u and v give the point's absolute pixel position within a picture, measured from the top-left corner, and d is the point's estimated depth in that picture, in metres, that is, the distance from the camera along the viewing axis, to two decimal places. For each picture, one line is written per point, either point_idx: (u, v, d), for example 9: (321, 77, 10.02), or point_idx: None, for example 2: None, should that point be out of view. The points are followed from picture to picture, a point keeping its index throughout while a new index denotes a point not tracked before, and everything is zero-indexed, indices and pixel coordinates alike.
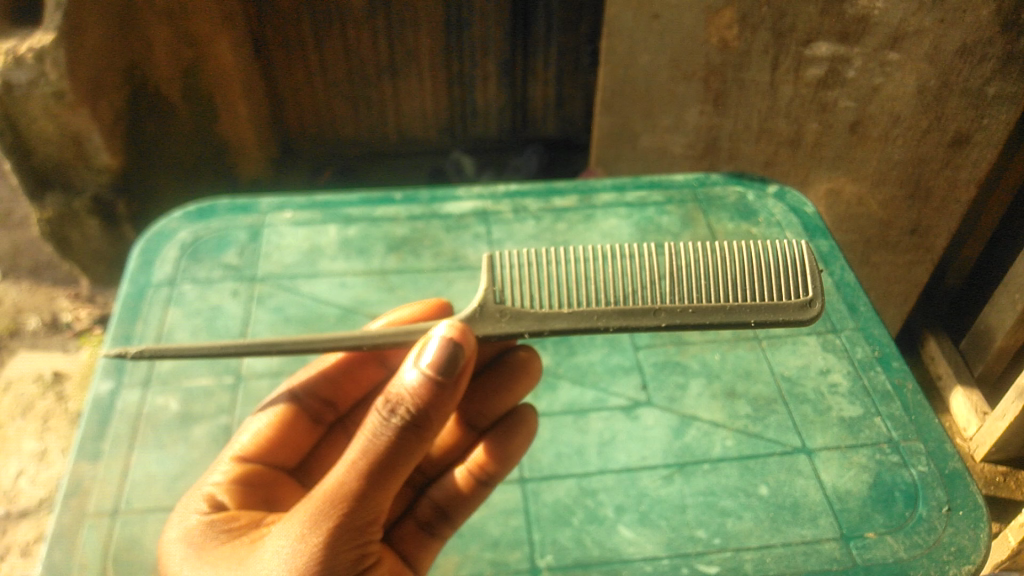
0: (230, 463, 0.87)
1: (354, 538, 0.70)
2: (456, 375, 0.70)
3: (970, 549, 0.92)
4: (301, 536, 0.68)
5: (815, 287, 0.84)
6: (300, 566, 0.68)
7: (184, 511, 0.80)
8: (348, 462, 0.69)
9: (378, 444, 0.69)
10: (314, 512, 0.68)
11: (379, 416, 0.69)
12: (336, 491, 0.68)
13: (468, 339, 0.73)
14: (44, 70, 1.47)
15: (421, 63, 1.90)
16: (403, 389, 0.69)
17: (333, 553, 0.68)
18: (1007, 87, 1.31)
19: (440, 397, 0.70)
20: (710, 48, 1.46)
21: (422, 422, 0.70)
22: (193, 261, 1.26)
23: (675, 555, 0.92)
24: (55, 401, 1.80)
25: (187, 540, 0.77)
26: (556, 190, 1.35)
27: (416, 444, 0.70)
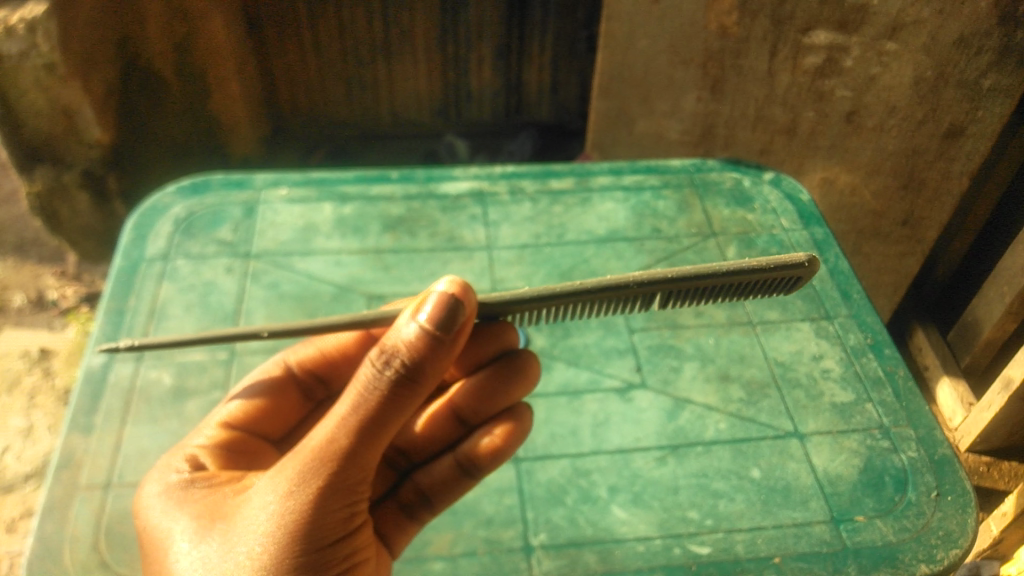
0: (214, 428, 0.87)
1: (343, 495, 0.70)
2: (454, 332, 0.71)
3: (958, 534, 0.92)
4: (289, 492, 0.69)
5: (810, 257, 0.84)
6: (287, 522, 0.68)
7: (165, 469, 0.81)
8: (338, 417, 0.70)
9: (369, 397, 0.69)
10: (303, 467, 0.69)
11: (372, 369, 0.70)
12: (326, 447, 0.69)
13: (468, 296, 0.73)
14: (35, 41, 1.46)
15: (416, 44, 1.88)
16: (399, 340, 0.70)
17: (321, 510, 0.69)
18: (1002, 80, 1.31)
19: (436, 352, 0.71)
20: (709, 34, 1.46)
21: (415, 376, 0.70)
22: (187, 236, 1.25)
23: (667, 536, 0.93)
24: (42, 377, 1.78)
25: (168, 496, 0.77)
26: (553, 172, 1.35)
27: (408, 400, 0.71)
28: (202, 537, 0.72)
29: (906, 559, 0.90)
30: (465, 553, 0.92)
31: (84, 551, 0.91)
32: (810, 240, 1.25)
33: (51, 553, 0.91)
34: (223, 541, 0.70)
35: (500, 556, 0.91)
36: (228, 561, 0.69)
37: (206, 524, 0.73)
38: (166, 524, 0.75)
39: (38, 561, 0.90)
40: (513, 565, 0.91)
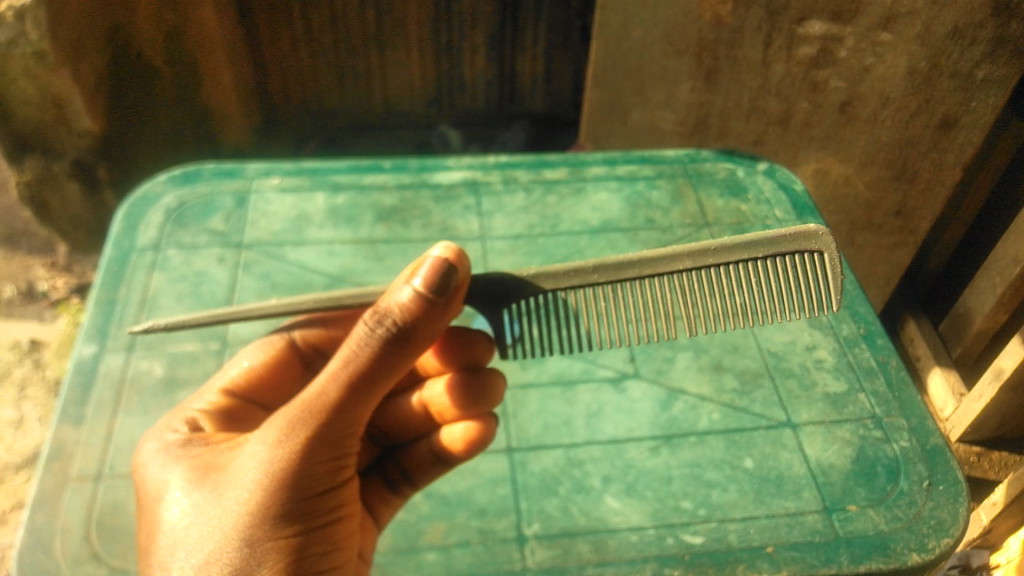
0: (216, 395, 0.89)
1: (331, 447, 0.72)
2: (448, 296, 0.72)
3: (949, 523, 0.93)
4: (278, 442, 0.71)
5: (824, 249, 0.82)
6: (275, 471, 0.70)
7: (164, 428, 0.82)
8: (330, 372, 0.72)
9: (361, 355, 0.71)
10: (292, 418, 0.71)
11: (366, 327, 0.71)
12: (318, 400, 0.71)
13: (462, 263, 0.75)
14: (24, 28, 1.44)
15: (409, 34, 1.87)
16: (393, 302, 0.71)
17: (309, 460, 0.71)
18: (996, 70, 1.31)
19: (430, 315, 0.72)
20: (703, 24, 1.45)
21: (408, 337, 0.72)
22: (178, 226, 1.24)
23: (660, 526, 0.93)
24: (33, 369, 1.77)
25: (165, 449, 0.79)
26: (547, 162, 1.35)
27: (399, 359, 0.72)
28: (195, 486, 0.74)
29: (898, 548, 0.91)
30: (458, 543, 0.92)
31: (75, 542, 0.91)
32: None
33: (42, 545, 0.91)
34: (214, 489, 0.73)
35: (493, 546, 0.91)
36: (217, 507, 0.71)
37: (199, 474, 0.75)
38: (162, 475, 0.77)
39: (29, 552, 0.90)
40: (507, 555, 0.91)
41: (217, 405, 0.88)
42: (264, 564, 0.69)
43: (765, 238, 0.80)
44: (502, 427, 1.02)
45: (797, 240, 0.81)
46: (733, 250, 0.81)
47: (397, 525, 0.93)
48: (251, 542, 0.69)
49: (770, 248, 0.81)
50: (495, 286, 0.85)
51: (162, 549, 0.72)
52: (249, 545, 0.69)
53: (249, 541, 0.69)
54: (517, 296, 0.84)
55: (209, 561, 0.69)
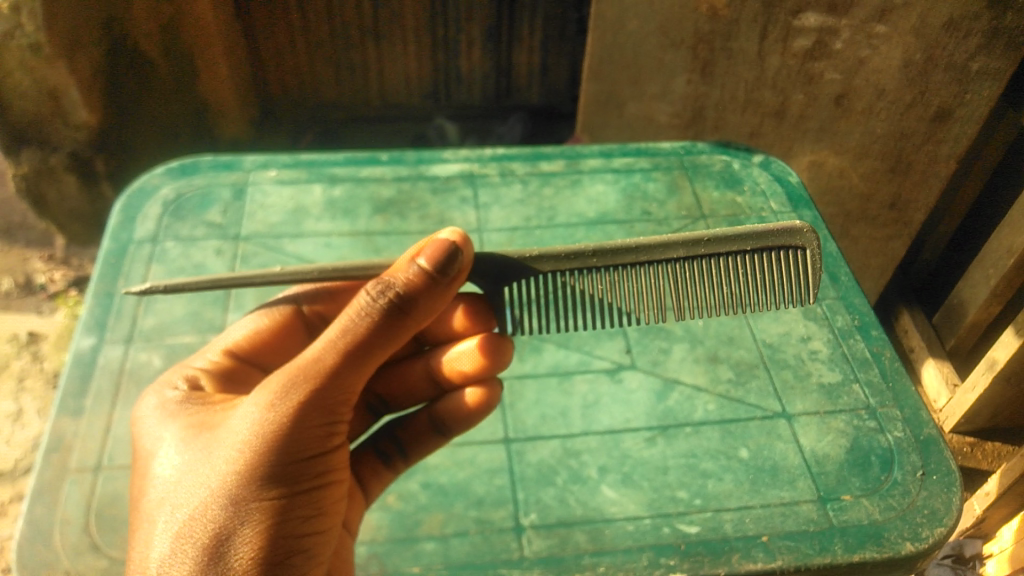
0: (218, 355, 0.89)
1: (322, 414, 0.73)
2: (451, 274, 0.75)
3: (942, 512, 0.94)
4: (269, 405, 0.71)
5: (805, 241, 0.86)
6: (263, 433, 0.70)
7: (164, 385, 0.83)
8: (327, 339, 0.73)
9: (359, 323, 0.73)
10: (286, 382, 0.72)
11: (367, 297, 0.73)
12: (312, 365, 0.72)
13: (468, 247, 0.78)
14: (20, 22, 1.45)
15: (405, 27, 1.87)
16: (398, 275, 0.74)
17: (298, 425, 0.71)
18: (990, 63, 1.32)
19: (432, 290, 0.75)
20: (699, 16, 1.45)
21: (407, 310, 0.74)
22: (176, 218, 1.24)
23: (656, 515, 0.94)
24: (31, 361, 1.77)
25: (163, 407, 0.80)
26: (543, 155, 1.35)
27: (397, 330, 0.74)
28: (187, 444, 0.74)
29: (891, 537, 0.91)
30: (457, 533, 0.93)
31: (76, 533, 0.91)
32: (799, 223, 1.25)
33: (43, 535, 0.91)
34: (205, 448, 0.73)
35: (491, 536, 0.92)
36: (206, 466, 0.71)
37: (193, 433, 0.75)
38: (156, 433, 0.77)
39: (30, 543, 0.91)
40: (504, 545, 0.92)
41: (218, 364, 0.88)
42: (246, 524, 0.69)
43: (755, 230, 0.84)
44: (499, 418, 1.03)
45: (784, 234, 0.84)
46: (727, 242, 0.83)
47: (395, 515, 0.94)
48: (236, 501, 0.69)
49: (759, 241, 0.84)
50: (500, 266, 0.85)
51: (149, 504, 0.72)
52: (234, 504, 0.69)
53: (234, 500, 0.69)
54: (521, 276, 0.86)
55: (192, 518, 0.69)
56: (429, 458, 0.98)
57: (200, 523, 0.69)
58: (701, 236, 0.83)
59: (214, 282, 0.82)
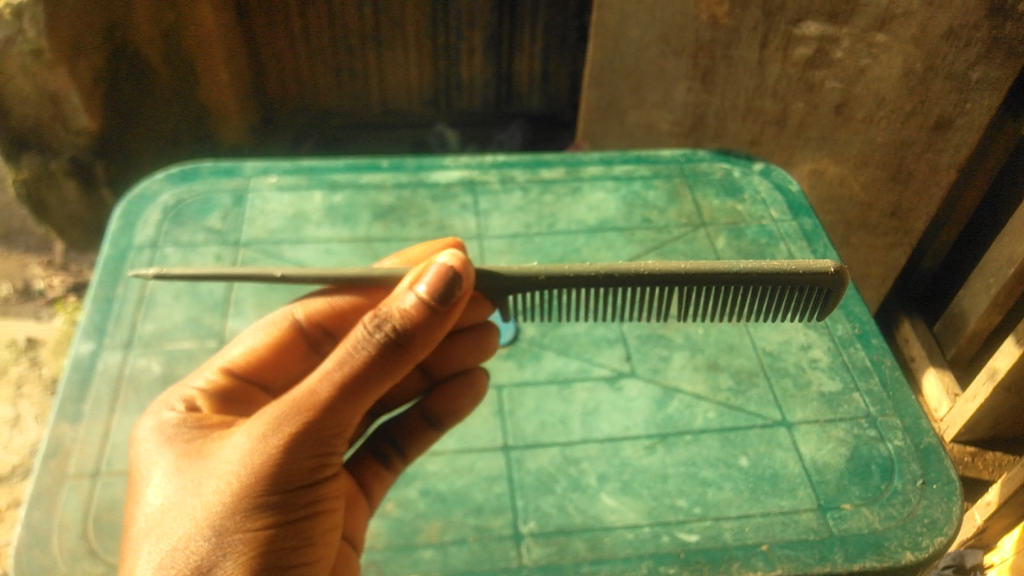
0: (216, 373, 0.88)
1: (314, 447, 0.72)
2: (451, 304, 0.74)
3: (943, 522, 0.93)
4: (261, 436, 0.71)
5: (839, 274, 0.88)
6: (254, 464, 0.71)
7: (162, 405, 0.83)
8: (323, 372, 0.72)
9: (356, 356, 0.72)
10: (279, 414, 0.72)
11: (365, 330, 0.73)
12: (306, 397, 0.72)
13: (468, 271, 0.77)
14: (22, 27, 1.46)
15: (406, 34, 1.88)
16: (395, 307, 0.73)
17: (289, 457, 0.71)
18: (990, 72, 1.32)
19: (431, 322, 0.74)
20: (700, 24, 1.46)
21: (405, 343, 0.73)
22: (176, 224, 1.24)
23: (655, 524, 0.93)
24: (29, 367, 1.77)
25: (159, 429, 0.79)
26: (544, 162, 1.35)
27: (396, 364, 0.74)
28: (179, 472, 0.74)
29: (892, 546, 0.91)
30: (455, 541, 0.92)
31: (73, 539, 0.91)
32: (799, 231, 1.25)
33: (39, 541, 0.91)
34: (196, 477, 0.73)
35: (490, 544, 0.92)
36: (195, 495, 0.72)
37: (186, 459, 0.75)
38: (149, 458, 0.77)
39: (27, 549, 0.90)
40: (503, 553, 0.91)
41: (216, 383, 0.88)
42: (228, 555, 0.69)
43: (787, 271, 0.86)
44: (498, 425, 1.03)
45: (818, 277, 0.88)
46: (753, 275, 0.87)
47: (394, 522, 0.93)
48: (221, 531, 0.69)
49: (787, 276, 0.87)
50: (503, 282, 0.86)
51: (136, 531, 0.72)
52: (218, 535, 0.69)
53: (219, 531, 0.69)
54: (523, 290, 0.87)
55: (176, 548, 0.69)
56: (429, 465, 0.98)
57: (183, 553, 0.69)
58: (724, 270, 0.87)
59: (217, 274, 0.82)
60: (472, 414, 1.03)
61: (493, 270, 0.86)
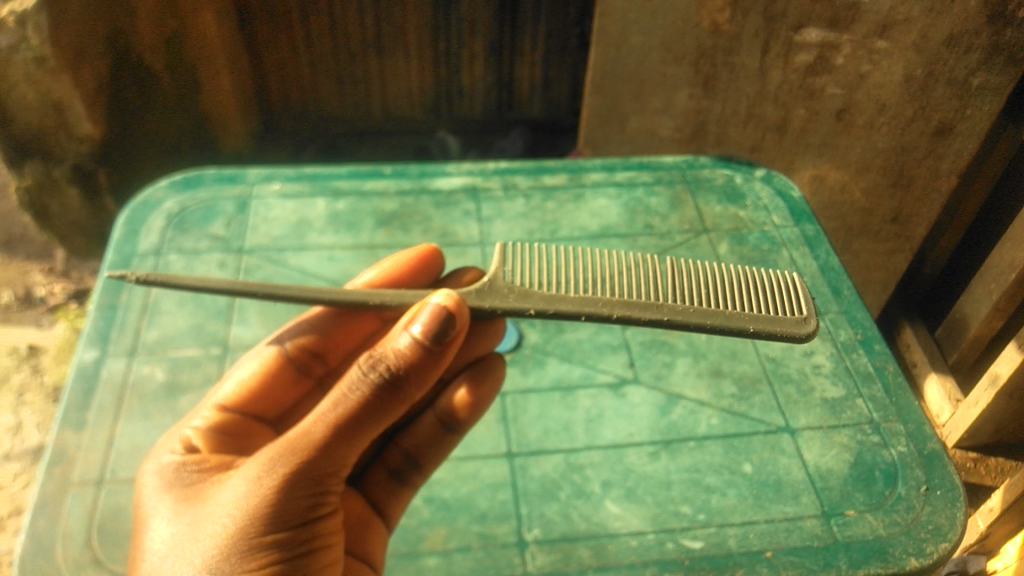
0: (211, 410, 0.87)
1: (309, 486, 0.72)
2: (445, 343, 0.75)
3: (947, 528, 0.93)
4: (257, 477, 0.71)
5: (809, 307, 0.87)
6: (250, 505, 0.71)
7: (160, 445, 0.83)
8: (319, 412, 0.73)
9: (351, 397, 0.73)
10: (275, 454, 0.72)
11: (359, 371, 0.73)
12: (301, 438, 0.72)
13: (462, 311, 0.77)
14: (25, 35, 1.47)
15: (407, 41, 1.88)
16: (390, 348, 0.74)
17: (285, 497, 0.71)
18: (991, 78, 1.33)
19: (425, 361, 0.74)
20: (701, 31, 1.46)
21: (399, 383, 0.74)
22: (180, 231, 1.24)
23: (660, 530, 0.93)
24: (31, 374, 1.77)
25: (158, 469, 0.79)
26: (546, 168, 1.35)
27: (390, 403, 0.74)
28: (175, 512, 0.74)
29: (896, 553, 0.91)
30: (459, 548, 0.92)
31: (78, 547, 0.91)
32: (801, 237, 1.26)
33: (43, 550, 0.91)
34: (192, 518, 0.73)
35: (494, 551, 0.92)
36: (191, 537, 0.71)
37: (183, 500, 0.75)
38: (148, 499, 0.77)
39: (31, 557, 0.90)
40: (507, 560, 0.91)
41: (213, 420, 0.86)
42: None
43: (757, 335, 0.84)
44: (502, 432, 1.03)
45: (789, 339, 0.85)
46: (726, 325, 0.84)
47: (398, 530, 0.93)
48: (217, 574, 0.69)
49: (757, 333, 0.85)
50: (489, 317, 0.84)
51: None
52: None
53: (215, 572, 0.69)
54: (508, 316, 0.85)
55: None
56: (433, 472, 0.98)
57: None
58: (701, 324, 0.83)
59: (225, 287, 0.79)
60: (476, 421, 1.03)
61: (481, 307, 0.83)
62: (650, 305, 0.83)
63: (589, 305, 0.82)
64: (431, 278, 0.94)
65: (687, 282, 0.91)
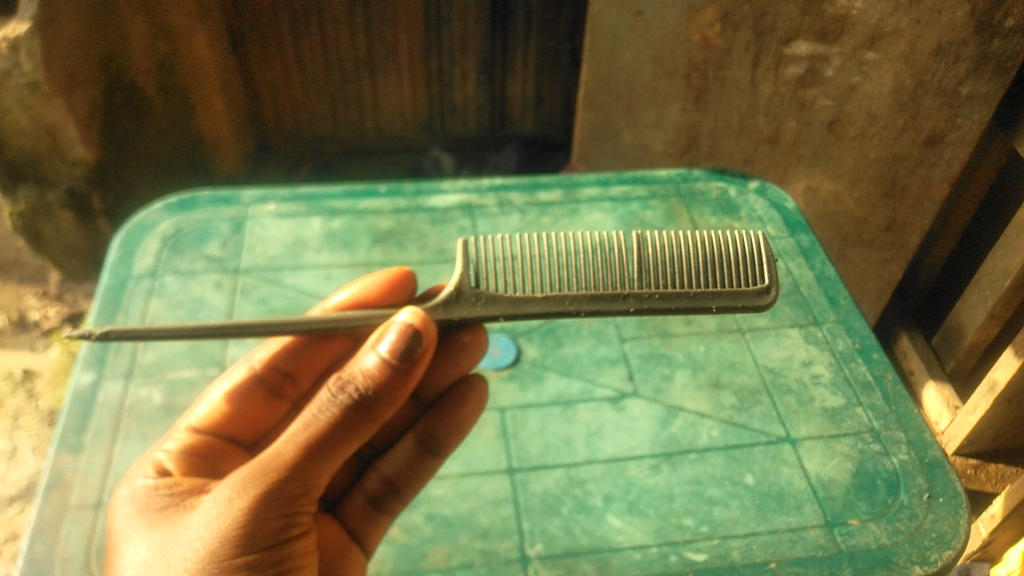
0: (184, 433, 0.87)
1: (281, 508, 0.71)
2: (413, 362, 0.75)
3: (950, 535, 0.93)
4: (228, 500, 0.71)
5: (771, 275, 0.87)
6: (222, 527, 0.70)
7: (134, 471, 0.82)
8: (290, 434, 0.73)
9: (321, 418, 0.73)
10: (247, 477, 0.71)
11: (329, 393, 0.74)
12: (272, 459, 0.72)
13: (430, 329, 0.77)
14: (19, 60, 1.45)
15: (399, 61, 1.90)
16: (358, 369, 0.74)
17: (257, 519, 0.70)
18: (980, 88, 1.34)
19: (395, 380, 0.74)
20: (692, 46, 1.47)
21: (369, 403, 0.74)
22: (175, 253, 1.24)
23: (663, 543, 0.93)
24: (26, 399, 1.76)
25: (130, 494, 0.78)
26: (540, 184, 1.36)
27: (361, 422, 0.74)
28: (148, 538, 0.73)
29: (900, 562, 0.91)
30: (461, 566, 0.91)
31: (76, 571, 0.90)
32: (796, 248, 1.26)
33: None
34: (163, 544, 0.72)
35: (496, 567, 0.91)
36: (162, 563, 0.70)
37: (154, 526, 0.74)
38: (121, 526, 0.76)
39: None
40: None
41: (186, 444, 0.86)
42: None
43: (721, 307, 0.84)
44: (502, 448, 1.02)
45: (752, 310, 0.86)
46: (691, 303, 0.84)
47: (400, 548, 0.93)
48: None
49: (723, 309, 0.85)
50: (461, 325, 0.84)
51: None
52: None
53: None
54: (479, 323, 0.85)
55: None
56: (432, 489, 0.97)
57: None
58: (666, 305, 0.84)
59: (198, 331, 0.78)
60: (476, 437, 1.03)
61: (450, 317, 0.83)
62: (614, 295, 0.83)
63: (555, 305, 0.83)
64: (408, 300, 0.92)
65: (653, 264, 0.89)
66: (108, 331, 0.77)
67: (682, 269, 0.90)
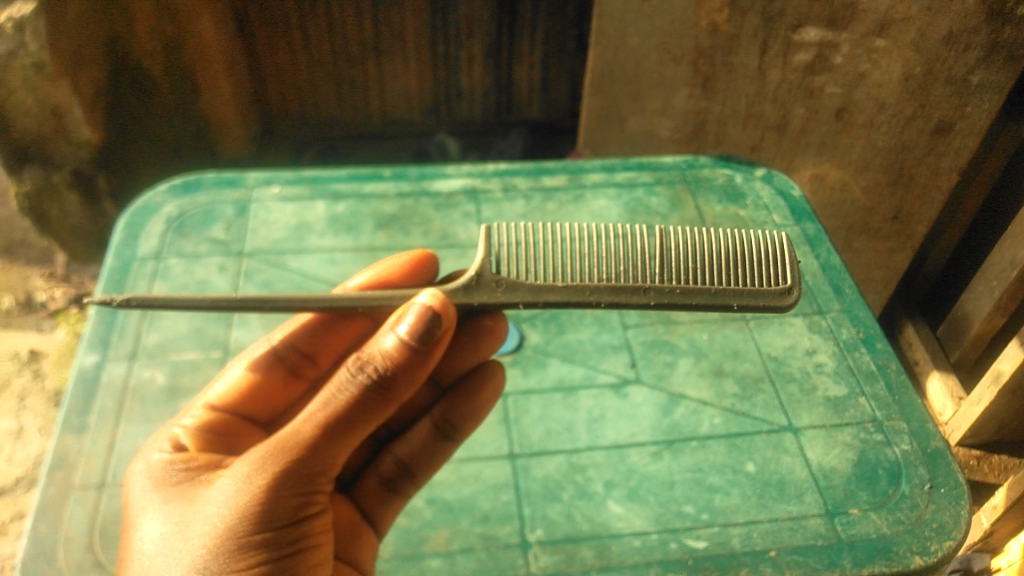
0: (201, 409, 0.87)
1: (298, 486, 0.72)
2: (431, 343, 0.74)
3: (951, 526, 0.93)
4: (246, 477, 0.71)
5: (794, 276, 0.86)
6: (239, 504, 0.70)
7: (151, 444, 0.83)
8: (308, 413, 0.73)
9: (340, 398, 0.73)
10: (265, 454, 0.72)
11: (347, 372, 0.73)
12: (290, 438, 0.72)
13: (449, 311, 0.76)
14: (24, 40, 1.47)
15: (406, 43, 1.88)
16: (376, 350, 0.73)
17: (274, 497, 0.71)
18: (990, 76, 1.32)
19: (413, 362, 0.74)
20: (700, 31, 1.46)
21: (388, 383, 0.74)
22: (180, 235, 1.24)
23: (663, 530, 0.93)
24: (32, 379, 1.77)
25: (147, 469, 0.79)
26: (546, 170, 1.35)
27: (379, 403, 0.74)
28: (167, 513, 0.74)
29: (900, 551, 0.91)
30: (461, 550, 0.92)
31: (79, 551, 0.91)
32: (801, 236, 1.26)
33: (44, 555, 0.90)
34: (181, 519, 0.73)
35: (496, 552, 0.91)
36: (179, 538, 0.71)
37: (173, 501, 0.75)
38: (138, 500, 0.77)
39: (32, 563, 0.90)
40: (510, 561, 0.91)
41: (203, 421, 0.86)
42: None
43: (742, 305, 0.84)
44: (504, 433, 1.02)
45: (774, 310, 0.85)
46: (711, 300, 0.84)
47: (401, 532, 0.93)
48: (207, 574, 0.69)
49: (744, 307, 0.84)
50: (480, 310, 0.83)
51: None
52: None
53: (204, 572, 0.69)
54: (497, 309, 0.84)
55: None
56: (434, 474, 0.97)
57: None
58: (685, 301, 0.83)
59: (216, 304, 0.77)
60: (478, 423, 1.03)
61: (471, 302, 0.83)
62: (636, 288, 0.83)
63: (576, 295, 0.82)
64: (428, 283, 0.92)
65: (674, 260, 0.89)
66: (125, 302, 0.76)
67: (703, 265, 0.89)
